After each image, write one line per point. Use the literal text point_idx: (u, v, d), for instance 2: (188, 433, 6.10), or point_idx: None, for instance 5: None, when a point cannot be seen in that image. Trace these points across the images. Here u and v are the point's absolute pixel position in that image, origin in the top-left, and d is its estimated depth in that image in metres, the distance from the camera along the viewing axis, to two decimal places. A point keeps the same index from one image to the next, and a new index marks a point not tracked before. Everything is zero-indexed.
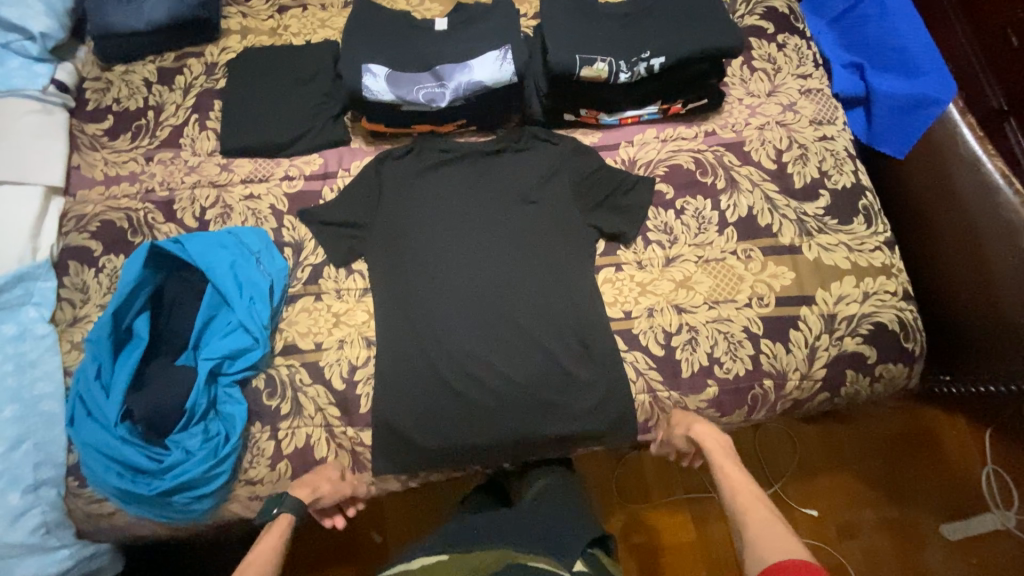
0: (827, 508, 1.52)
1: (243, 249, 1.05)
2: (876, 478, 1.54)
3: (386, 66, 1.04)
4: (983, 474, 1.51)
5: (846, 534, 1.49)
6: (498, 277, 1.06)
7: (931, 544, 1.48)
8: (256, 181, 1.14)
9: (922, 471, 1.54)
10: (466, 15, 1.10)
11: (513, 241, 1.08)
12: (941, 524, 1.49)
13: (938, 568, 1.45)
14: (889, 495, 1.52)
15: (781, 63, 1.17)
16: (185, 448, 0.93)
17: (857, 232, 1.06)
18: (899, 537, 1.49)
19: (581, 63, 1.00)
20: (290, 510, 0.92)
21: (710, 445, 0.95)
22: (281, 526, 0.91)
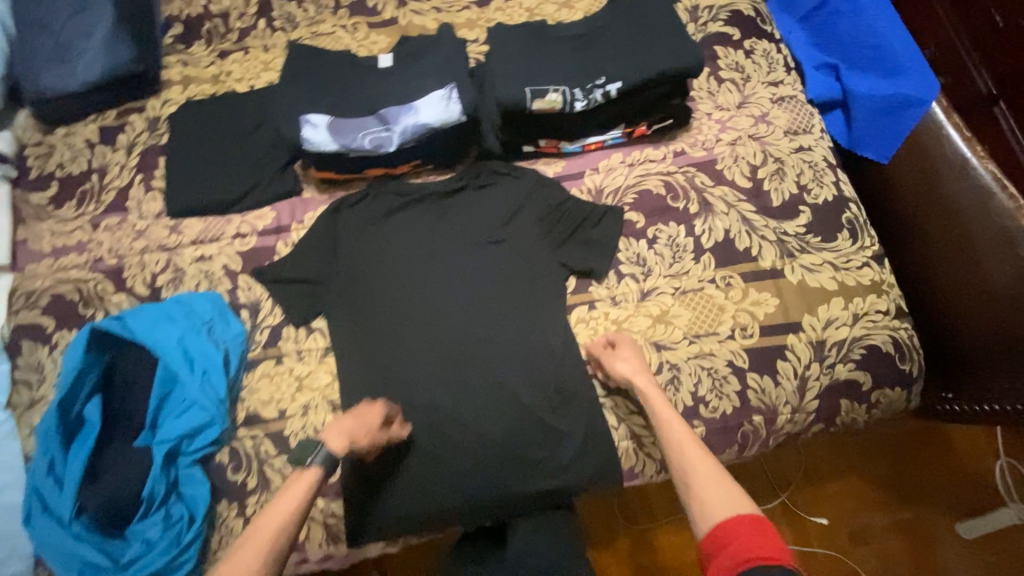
0: (837, 515, 1.44)
1: (192, 320, 0.99)
2: (887, 482, 1.47)
3: (326, 114, 0.97)
4: (998, 469, 1.45)
5: (858, 539, 1.42)
6: (464, 325, 1.00)
7: (948, 545, 1.41)
8: (206, 241, 1.09)
9: (934, 471, 1.47)
10: (410, 50, 1.03)
11: (479, 284, 1.02)
12: (956, 522, 1.42)
13: (956, 569, 1.39)
14: (901, 496, 1.46)
15: (750, 71, 1.10)
16: (145, 539, 0.88)
17: (842, 249, 1.00)
18: (915, 540, 1.42)
19: (533, 95, 0.94)
20: (319, 462, 0.85)
21: (643, 384, 0.90)
22: (307, 478, 0.84)
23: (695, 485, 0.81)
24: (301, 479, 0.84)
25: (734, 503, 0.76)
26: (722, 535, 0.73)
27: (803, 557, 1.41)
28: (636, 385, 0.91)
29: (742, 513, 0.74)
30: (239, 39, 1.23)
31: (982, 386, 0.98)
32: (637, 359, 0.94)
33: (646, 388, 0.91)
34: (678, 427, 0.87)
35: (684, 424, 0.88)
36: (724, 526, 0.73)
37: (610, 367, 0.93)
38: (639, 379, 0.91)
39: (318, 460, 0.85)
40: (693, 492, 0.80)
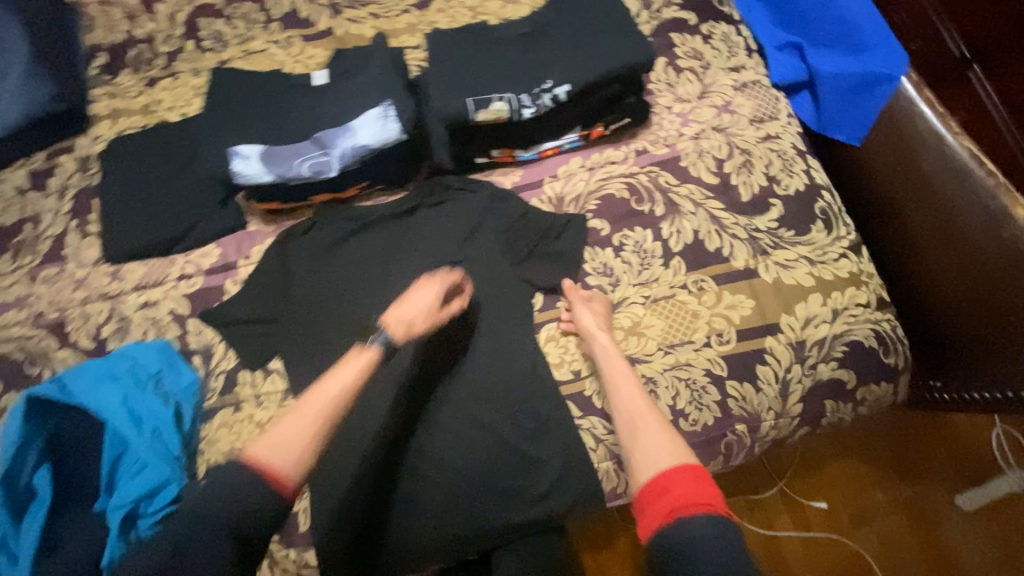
0: (837, 498, 1.38)
1: (138, 375, 0.93)
2: (883, 459, 1.42)
3: (258, 142, 0.90)
4: (994, 437, 1.41)
5: (859, 521, 1.36)
6: (430, 355, 0.95)
7: (949, 519, 1.36)
8: (150, 286, 1.02)
9: (931, 444, 1.42)
10: (344, 64, 0.97)
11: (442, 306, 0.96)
12: (957, 495, 1.36)
13: (960, 542, 1.34)
14: (900, 472, 1.40)
15: (709, 57, 1.04)
16: None
17: (817, 241, 0.95)
18: (916, 516, 1.36)
19: (475, 106, 0.88)
20: (379, 345, 0.85)
21: (603, 340, 0.89)
22: (362, 359, 0.83)
23: (643, 434, 0.79)
24: (360, 358, 0.83)
25: (677, 452, 0.75)
26: (663, 483, 0.71)
27: (805, 544, 1.34)
28: (595, 339, 0.89)
29: (682, 464, 0.73)
30: (167, 64, 1.15)
31: (971, 374, 0.94)
32: (604, 308, 0.93)
33: (606, 338, 0.90)
34: (632, 383, 0.85)
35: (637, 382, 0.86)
36: (668, 474, 0.72)
37: (577, 314, 0.92)
38: (599, 335, 0.89)
39: (378, 343, 0.85)
40: (639, 441, 0.78)
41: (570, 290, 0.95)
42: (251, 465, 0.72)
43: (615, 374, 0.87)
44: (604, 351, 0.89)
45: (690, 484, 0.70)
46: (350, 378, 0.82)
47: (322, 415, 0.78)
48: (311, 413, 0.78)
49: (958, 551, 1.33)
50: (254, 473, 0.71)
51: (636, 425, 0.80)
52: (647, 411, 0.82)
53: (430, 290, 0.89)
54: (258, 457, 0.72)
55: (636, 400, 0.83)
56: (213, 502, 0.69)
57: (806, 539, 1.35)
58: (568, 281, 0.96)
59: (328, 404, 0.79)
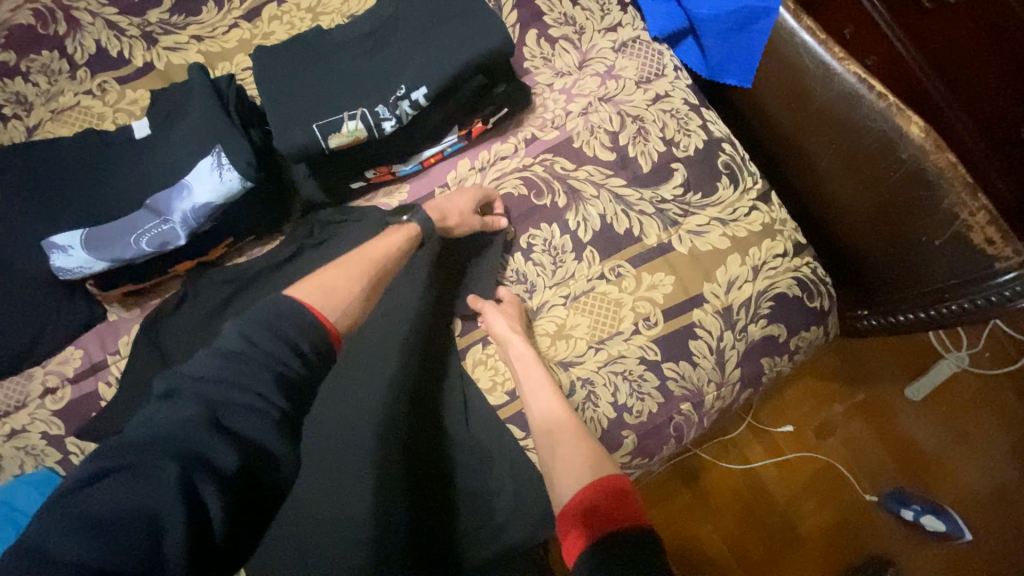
0: (801, 417, 1.37)
1: (12, 523, 0.78)
2: (837, 371, 1.39)
3: (78, 228, 0.76)
4: (933, 333, 1.38)
5: (824, 433, 1.36)
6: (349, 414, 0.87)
7: (904, 412, 1.36)
8: (10, 412, 0.88)
9: (878, 347, 1.39)
10: (165, 106, 0.81)
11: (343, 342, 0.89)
12: (905, 388, 1.37)
13: (916, 431, 1.35)
14: (852, 380, 1.38)
15: (582, 21, 0.95)
16: None
17: (725, 199, 0.91)
18: (873, 418, 1.36)
19: (325, 132, 0.76)
20: (417, 224, 0.81)
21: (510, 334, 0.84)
22: (405, 232, 0.79)
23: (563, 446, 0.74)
24: (407, 229, 0.79)
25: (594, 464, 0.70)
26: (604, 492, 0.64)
27: (779, 467, 1.34)
28: (499, 335, 0.85)
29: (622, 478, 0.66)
30: None
31: (892, 302, 0.93)
32: (517, 311, 0.87)
33: (522, 343, 0.84)
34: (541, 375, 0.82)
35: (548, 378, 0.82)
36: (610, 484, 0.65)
37: (491, 321, 0.85)
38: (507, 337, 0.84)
39: (415, 218, 0.81)
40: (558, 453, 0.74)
41: (485, 307, 0.87)
42: (298, 302, 0.58)
43: (533, 380, 0.82)
44: (520, 357, 0.84)
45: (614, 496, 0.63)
46: (396, 245, 0.77)
47: (368, 280, 0.71)
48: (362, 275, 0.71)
49: (916, 440, 1.34)
50: (303, 314, 0.57)
51: (564, 438, 0.75)
52: (568, 415, 0.78)
53: (463, 193, 0.87)
54: (304, 300, 0.60)
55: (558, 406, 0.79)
56: (264, 336, 0.52)
57: (779, 462, 1.34)
58: (475, 295, 0.89)
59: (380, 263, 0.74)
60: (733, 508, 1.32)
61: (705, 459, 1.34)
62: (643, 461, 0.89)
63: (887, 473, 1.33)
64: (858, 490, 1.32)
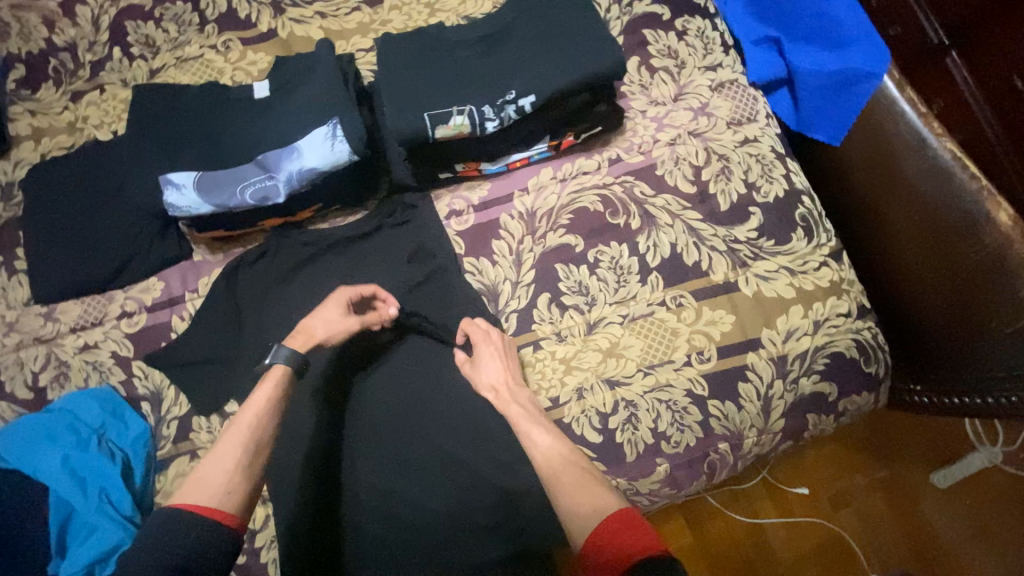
0: (818, 480, 1.34)
1: (77, 432, 0.86)
2: (861, 441, 1.37)
3: (192, 170, 0.82)
4: (969, 423, 1.35)
5: (839, 503, 1.33)
6: (396, 389, 0.91)
7: (927, 498, 1.32)
8: (88, 327, 0.93)
9: (909, 427, 1.37)
10: (287, 73, 0.87)
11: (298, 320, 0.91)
12: (931, 474, 1.33)
13: (937, 520, 1.31)
14: (876, 455, 1.36)
15: (684, 56, 0.98)
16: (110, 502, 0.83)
17: (797, 250, 0.92)
18: (893, 497, 1.33)
19: (433, 121, 0.80)
20: (282, 362, 0.79)
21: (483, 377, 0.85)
22: (275, 376, 0.77)
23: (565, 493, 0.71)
24: (272, 374, 0.78)
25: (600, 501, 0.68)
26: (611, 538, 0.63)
27: (788, 528, 1.32)
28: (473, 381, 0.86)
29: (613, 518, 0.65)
30: (93, 75, 1.02)
31: (947, 381, 0.92)
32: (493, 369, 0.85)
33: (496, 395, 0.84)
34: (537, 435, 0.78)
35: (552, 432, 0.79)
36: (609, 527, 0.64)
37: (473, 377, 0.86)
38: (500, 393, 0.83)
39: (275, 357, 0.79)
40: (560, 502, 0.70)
41: (459, 362, 0.88)
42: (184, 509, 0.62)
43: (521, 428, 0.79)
44: (510, 393, 0.83)
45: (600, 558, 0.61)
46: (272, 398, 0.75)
47: (247, 447, 0.70)
48: (244, 437, 0.71)
49: (935, 528, 1.30)
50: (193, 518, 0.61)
51: (559, 473, 0.74)
52: (559, 456, 0.76)
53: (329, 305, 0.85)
54: (181, 502, 0.63)
55: (550, 438, 0.78)
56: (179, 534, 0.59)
57: (788, 523, 1.32)
58: (457, 346, 0.91)
59: (251, 421, 0.72)
60: (733, 560, 1.30)
61: (713, 505, 1.33)
62: (671, 492, 0.90)
63: (900, 557, 1.29)
64: (867, 569, 1.28)
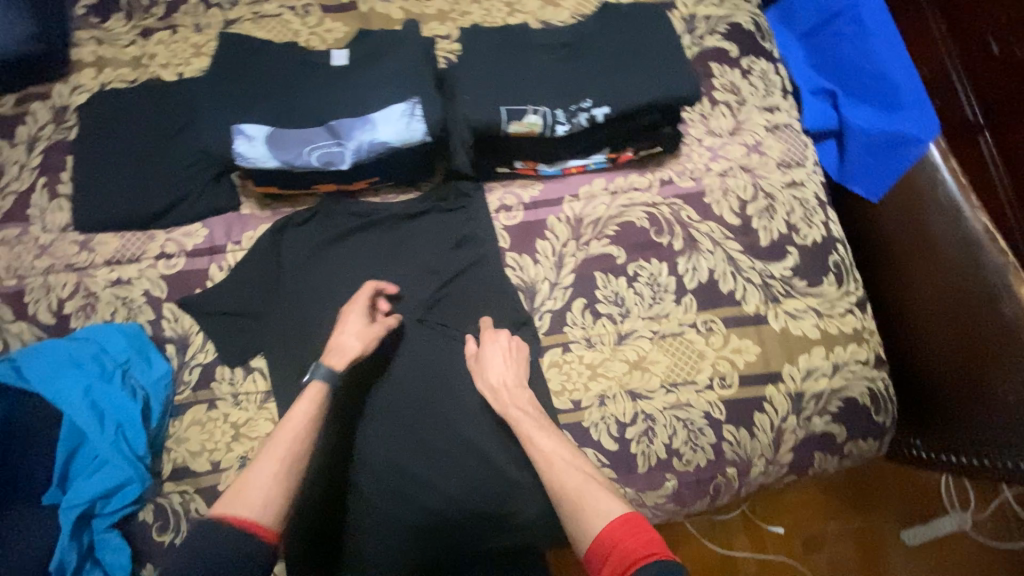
0: (794, 523, 1.38)
1: (103, 364, 0.86)
2: (841, 489, 1.41)
3: (265, 123, 0.83)
4: (944, 486, 1.40)
5: (811, 547, 1.36)
6: (411, 370, 0.91)
7: (896, 553, 1.37)
8: (124, 262, 0.93)
9: (887, 483, 1.41)
10: (370, 47, 0.90)
11: (343, 293, 0.92)
12: (903, 530, 1.38)
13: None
14: (853, 505, 1.40)
15: (746, 93, 1.02)
16: (125, 440, 0.83)
17: (827, 294, 0.96)
18: (863, 548, 1.37)
19: (508, 116, 0.83)
20: (320, 378, 0.79)
21: (493, 363, 0.88)
22: (313, 392, 0.77)
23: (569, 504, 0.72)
24: (312, 389, 0.78)
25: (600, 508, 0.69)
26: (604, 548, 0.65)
27: (760, 565, 1.34)
28: (482, 366, 0.88)
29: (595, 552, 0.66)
30: (167, 15, 1.02)
31: (949, 441, 0.95)
32: (493, 361, 0.88)
33: (487, 381, 0.87)
34: (542, 443, 0.79)
35: (559, 440, 0.80)
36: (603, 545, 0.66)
37: (481, 369, 0.88)
38: (506, 393, 0.86)
39: (317, 372, 0.79)
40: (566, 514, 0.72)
41: (470, 354, 0.90)
42: (224, 520, 0.63)
43: (525, 428, 0.81)
44: (510, 395, 0.86)
45: (607, 560, 0.64)
46: (302, 416, 0.74)
47: (286, 457, 0.70)
48: (281, 450, 0.71)
49: None
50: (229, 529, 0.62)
51: (558, 479, 0.75)
52: (560, 461, 0.77)
53: (355, 317, 0.86)
54: (224, 514, 0.64)
55: (552, 442, 0.79)
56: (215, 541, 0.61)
57: (760, 560, 1.35)
58: (471, 335, 0.93)
59: (290, 440, 0.72)
60: None
61: (689, 532, 1.36)
62: (674, 509, 0.92)
63: None
64: None
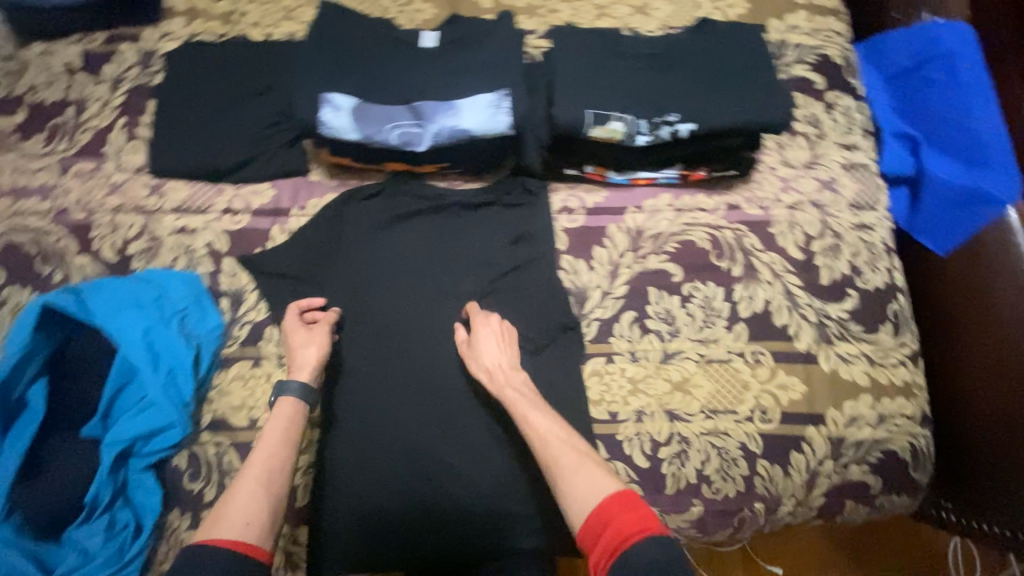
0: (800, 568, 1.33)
1: (163, 308, 0.88)
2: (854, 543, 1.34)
3: (353, 95, 0.84)
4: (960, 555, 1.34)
5: None
6: (429, 353, 0.90)
7: None
8: (191, 211, 0.94)
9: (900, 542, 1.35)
10: (461, 34, 0.90)
11: (392, 270, 0.93)
12: None
13: None
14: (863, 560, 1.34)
15: (826, 128, 1.00)
16: (173, 385, 0.85)
17: (882, 342, 0.94)
18: None
19: (593, 120, 0.83)
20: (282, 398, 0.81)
21: (489, 347, 0.86)
22: (277, 413, 0.79)
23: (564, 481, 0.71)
24: (284, 405, 0.80)
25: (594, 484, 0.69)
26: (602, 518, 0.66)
27: None
28: (477, 350, 0.87)
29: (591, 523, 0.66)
30: None
31: (980, 506, 0.93)
32: (490, 344, 0.87)
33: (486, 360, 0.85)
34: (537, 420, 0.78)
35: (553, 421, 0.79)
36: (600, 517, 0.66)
37: (477, 353, 0.86)
38: (501, 373, 0.84)
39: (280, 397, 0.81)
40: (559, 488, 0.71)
41: (461, 340, 0.88)
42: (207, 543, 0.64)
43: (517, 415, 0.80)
44: (506, 377, 0.84)
45: (601, 534, 0.65)
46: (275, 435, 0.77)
47: (265, 478, 0.72)
48: (256, 471, 0.72)
49: None
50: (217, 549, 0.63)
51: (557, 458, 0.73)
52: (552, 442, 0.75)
53: (297, 332, 0.86)
54: (204, 538, 0.65)
55: (545, 418, 0.79)
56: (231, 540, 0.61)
57: None
58: (459, 322, 0.91)
59: (266, 460, 0.74)
60: None
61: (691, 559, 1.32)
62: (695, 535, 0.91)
63: None
64: None
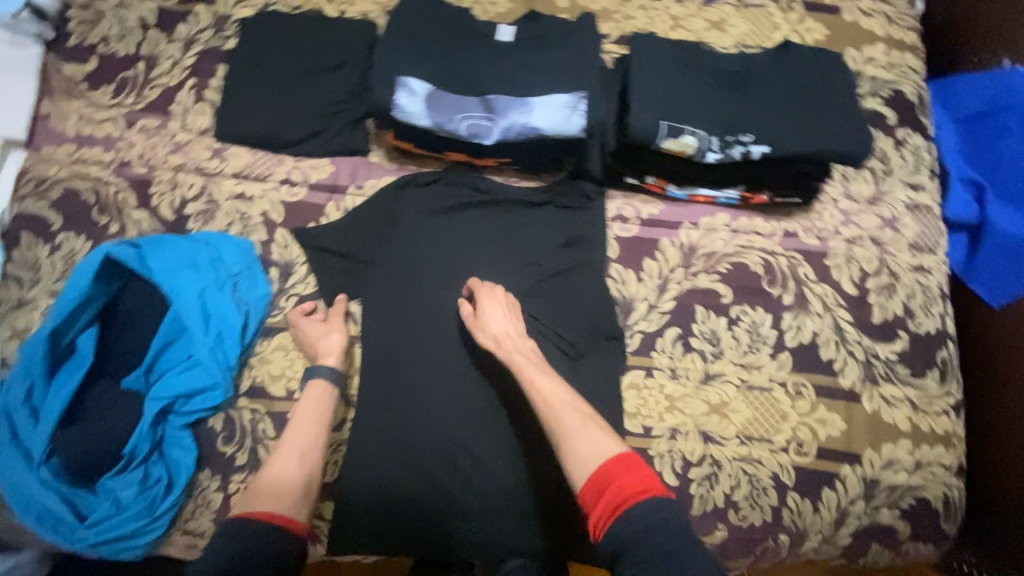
0: None
1: (217, 271, 0.88)
2: None
3: (427, 81, 0.84)
4: None
5: None
6: (455, 334, 0.89)
7: None
8: (250, 178, 0.95)
9: None
10: (540, 32, 0.90)
11: (439, 257, 0.92)
12: None
13: None
14: None
15: (894, 165, 0.98)
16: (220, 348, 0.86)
17: (928, 388, 0.92)
18: None
19: (666, 132, 0.81)
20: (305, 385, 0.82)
21: (495, 315, 0.85)
22: (311, 395, 0.81)
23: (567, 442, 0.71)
24: (313, 388, 0.81)
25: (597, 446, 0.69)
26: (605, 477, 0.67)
27: None
28: (485, 313, 0.85)
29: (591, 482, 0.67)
30: None
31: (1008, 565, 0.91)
32: (497, 310, 0.86)
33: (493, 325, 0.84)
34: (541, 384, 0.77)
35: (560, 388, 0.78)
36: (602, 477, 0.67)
37: (483, 320, 0.85)
38: (507, 340, 0.82)
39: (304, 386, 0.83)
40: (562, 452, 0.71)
41: (466, 314, 0.86)
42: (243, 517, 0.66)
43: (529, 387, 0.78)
44: (513, 344, 0.82)
45: (602, 495, 0.66)
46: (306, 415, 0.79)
47: (298, 455, 0.74)
48: (291, 449, 0.75)
49: None
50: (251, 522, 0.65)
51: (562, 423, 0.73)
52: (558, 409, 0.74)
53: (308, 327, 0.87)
54: (242, 511, 0.67)
55: (552, 382, 0.78)
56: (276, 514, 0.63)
57: None
58: (464, 298, 0.90)
59: (302, 440, 0.76)
60: None
61: None
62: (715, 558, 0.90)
63: None
64: None
